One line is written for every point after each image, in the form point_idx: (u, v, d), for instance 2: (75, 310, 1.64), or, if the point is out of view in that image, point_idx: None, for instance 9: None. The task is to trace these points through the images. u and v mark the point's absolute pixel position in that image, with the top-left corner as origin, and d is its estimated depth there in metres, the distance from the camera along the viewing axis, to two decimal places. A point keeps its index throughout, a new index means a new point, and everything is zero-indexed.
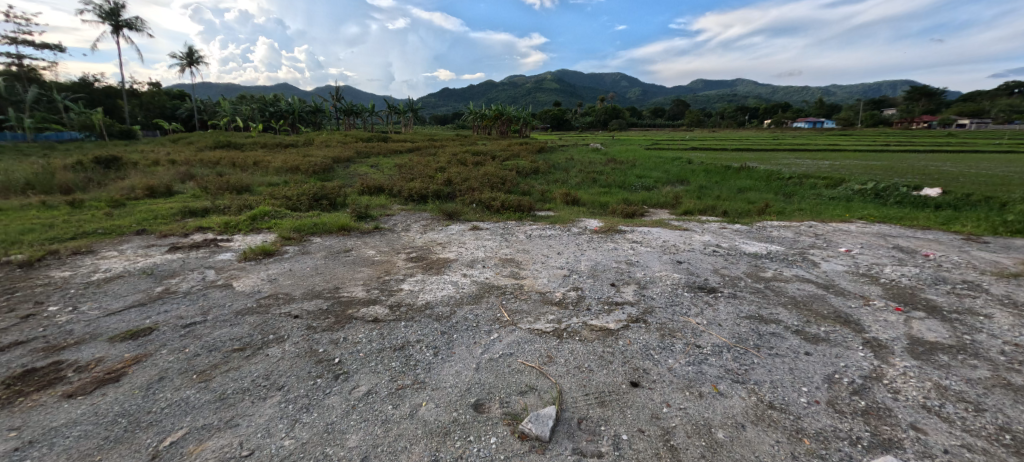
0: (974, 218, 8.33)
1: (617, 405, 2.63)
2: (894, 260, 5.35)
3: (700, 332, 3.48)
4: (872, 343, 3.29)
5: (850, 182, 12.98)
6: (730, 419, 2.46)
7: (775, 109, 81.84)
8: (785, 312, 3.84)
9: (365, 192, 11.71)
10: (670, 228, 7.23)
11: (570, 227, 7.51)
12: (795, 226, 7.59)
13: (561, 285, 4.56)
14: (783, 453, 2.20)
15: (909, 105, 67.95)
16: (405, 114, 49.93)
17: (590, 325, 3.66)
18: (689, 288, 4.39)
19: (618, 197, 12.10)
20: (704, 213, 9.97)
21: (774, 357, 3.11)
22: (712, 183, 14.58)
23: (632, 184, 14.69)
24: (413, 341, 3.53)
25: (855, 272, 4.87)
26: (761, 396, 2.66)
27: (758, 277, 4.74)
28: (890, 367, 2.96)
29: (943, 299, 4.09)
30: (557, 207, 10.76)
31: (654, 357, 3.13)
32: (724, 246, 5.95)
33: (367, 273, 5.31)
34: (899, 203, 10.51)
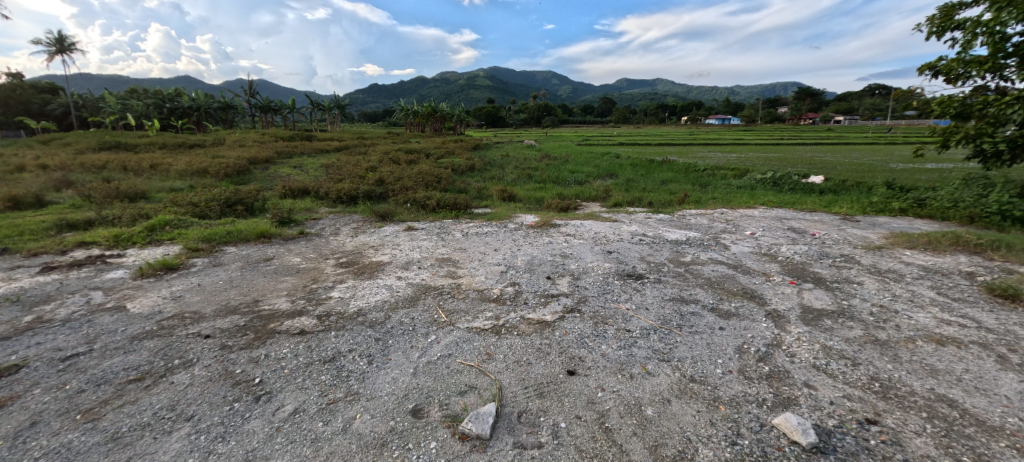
0: (849, 200, 9.75)
1: (555, 395, 2.70)
2: (789, 239, 6.10)
3: (630, 316, 3.68)
4: (772, 314, 3.71)
5: (752, 172, 14.57)
6: (657, 396, 2.63)
7: (690, 107, 89.26)
8: (702, 292, 4.21)
9: (286, 196, 10.81)
10: (601, 220, 7.59)
11: (506, 223, 7.59)
12: (710, 214, 8.31)
13: (498, 282, 4.57)
14: (703, 422, 2.40)
15: (797, 104, 77.79)
16: (331, 111, 47.08)
17: (527, 318, 3.72)
18: (619, 276, 4.63)
19: (553, 192, 12.43)
20: (632, 205, 10.62)
21: (693, 334, 3.38)
22: (638, 176, 15.56)
23: (566, 179, 15.21)
24: (345, 351, 3.33)
25: (759, 252, 5.45)
26: (683, 371, 2.88)
27: (680, 261, 5.13)
28: (787, 334, 3.35)
29: (827, 271, 4.72)
30: (493, 203, 10.82)
31: (588, 345, 3.25)
32: (649, 235, 6.34)
33: (291, 283, 4.91)
34: (792, 189, 12.01)
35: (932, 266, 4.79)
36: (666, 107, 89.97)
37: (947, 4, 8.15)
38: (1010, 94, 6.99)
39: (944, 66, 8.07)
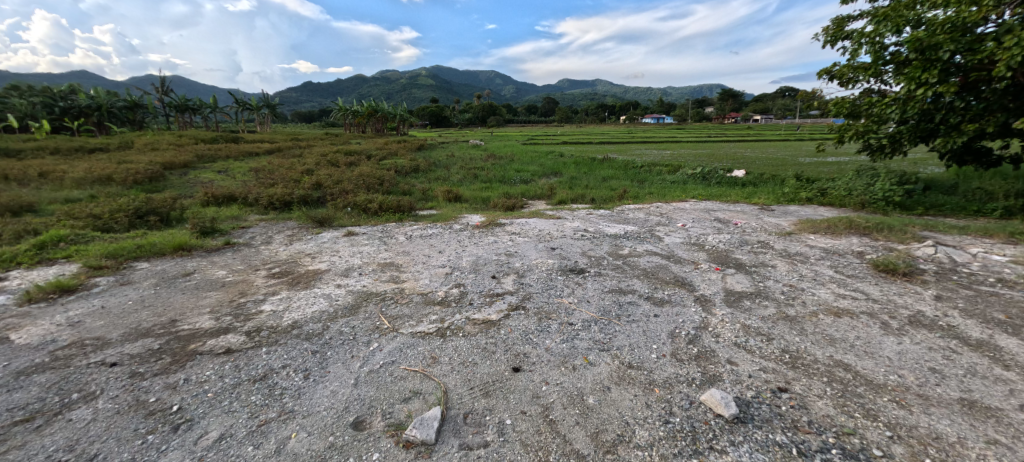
0: (766, 192, 10.77)
1: (500, 393, 2.72)
2: (715, 229, 6.61)
3: (572, 310, 3.80)
4: (700, 299, 4.01)
5: (684, 167, 15.61)
6: (598, 385, 2.75)
7: (628, 107, 93.77)
8: (639, 282, 4.44)
9: (209, 203, 9.88)
10: (546, 218, 7.75)
11: (452, 224, 7.51)
12: (647, 208, 8.78)
13: (442, 284, 4.52)
14: (640, 405, 2.54)
15: (722, 104, 84.54)
16: (260, 111, 43.80)
17: (473, 319, 3.71)
18: (562, 271, 4.76)
19: (499, 191, 12.49)
20: (576, 202, 10.95)
21: (631, 322, 3.56)
22: (581, 173, 16.08)
23: (511, 178, 15.35)
24: (279, 367, 3.12)
25: (689, 242, 5.86)
26: (622, 359, 3.02)
27: (618, 254, 5.38)
28: (713, 317, 3.64)
29: (747, 256, 5.17)
30: (439, 205, 10.67)
31: (533, 341, 3.31)
32: (590, 230, 6.58)
33: (216, 298, 4.51)
34: (718, 183, 13.02)
35: (831, 248, 5.43)
36: (605, 107, 93.86)
37: (838, 17, 9.25)
38: (889, 96, 8.09)
39: (837, 71, 9.15)
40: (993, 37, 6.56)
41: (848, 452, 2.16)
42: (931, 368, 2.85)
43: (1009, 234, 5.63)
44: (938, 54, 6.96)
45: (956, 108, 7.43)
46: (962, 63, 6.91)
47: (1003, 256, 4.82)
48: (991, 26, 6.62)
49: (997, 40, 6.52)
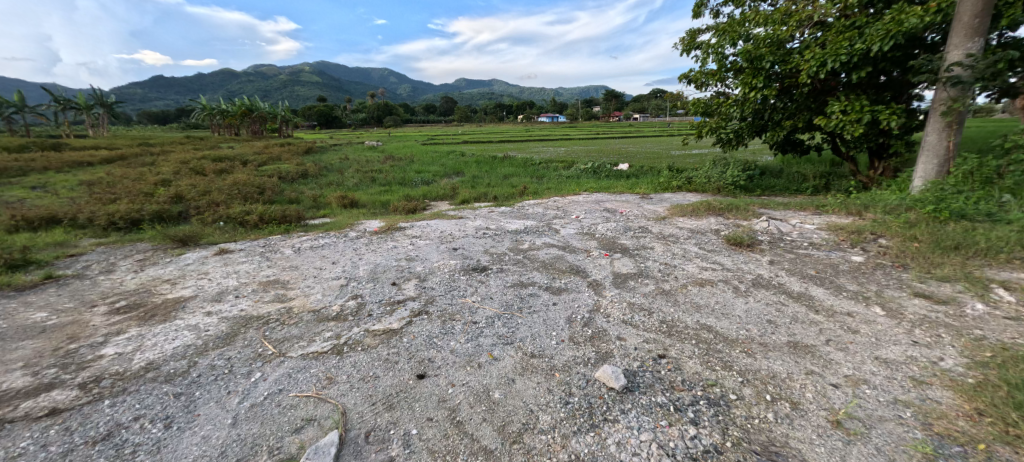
0: (646, 182, 12.09)
1: (405, 403, 2.62)
2: (604, 218, 7.23)
3: (476, 308, 3.83)
4: (593, 284, 4.35)
5: (577, 163, 16.78)
6: (503, 378, 2.81)
7: (524, 107, 97.45)
8: (538, 274, 4.65)
9: (17, 229, 7.76)
10: (447, 218, 7.67)
11: (347, 232, 7.01)
12: (545, 202, 9.25)
13: (337, 298, 4.19)
14: (542, 392, 2.66)
15: (607, 104, 92.66)
16: (91, 111, 35.70)
17: (373, 331, 3.51)
18: (465, 271, 4.76)
19: (399, 194, 12.02)
20: (478, 200, 11.06)
21: (532, 313, 3.72)
22: (483, 172, 16.26)
23: (412, 180, 14.90)
24: (129, 421, 2.59)
25: (582, 232, 6.31)
26: (524, 350, 3.14)
27: (519, 249, 5.57)
28: (603, 299, 3.98)
29: (630, 241, 5.76)
30: (332, 212, 9.88)
31: (437, 345, 3.26)
32: (492, 228, 6.69)
33: (32, 348, 3.56)
34: (607, 176, 14.25)
35: (696, 228, 6.32)
36: (503, 107, 96.37)
37: (691, 30, 10.74)
38: (731, 98, 9.66)
39: (693, 76, 10.64)
40: (798, 52, 8.23)
41: (712, 401, 2.54)
42: (768, 320, 3.50)
43: (816, 207, 7.16)
44: (763, 64, 8.50)
45: (777, 108, 9.19)
46: (780, 71, 8.54)
47: (812, 224, 6.11)
48: (796, 42, 8.28)
49: (800, 54, 8.20)
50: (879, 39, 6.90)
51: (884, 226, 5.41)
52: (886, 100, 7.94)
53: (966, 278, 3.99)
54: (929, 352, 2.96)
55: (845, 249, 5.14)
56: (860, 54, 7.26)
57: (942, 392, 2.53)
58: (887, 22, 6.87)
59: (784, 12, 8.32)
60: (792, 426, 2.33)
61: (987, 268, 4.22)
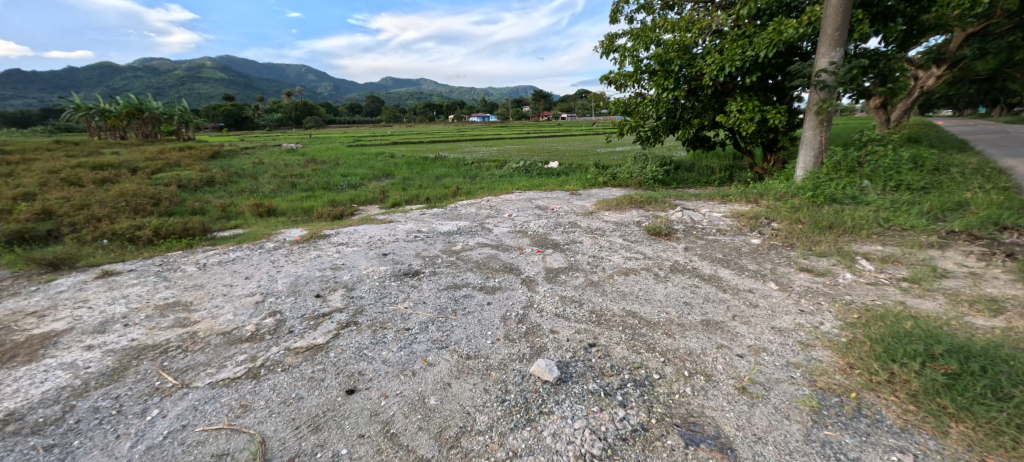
0: (574, 179, 12.57)
1: (333, 421, 2.47)
2: (536, 215, 7.39)
3: (408, 314, 3.71)
4: (526, 280, 4.43)
5: (509, 162, 16.99)
6: (439, 383, 2.75)
7: (455, 107, 96.54)
8: (472, 274, 4.63)
9: None
10: (376, 223, 7.34)
11: (263, 243, 6.42)
12: (479, 202, 9.24)
13: (252, 316, 3.82)
14: (479, 393, 2.64)
15: (536, 104, 94.93)
16: None
17: (294, 348, 3.25)
18: (396, 277, 4.59)
19: (323, 199, 11.26)
20: (410, 203, 10.73)
21: (467, 314, 3.69)
22: (414, 174, 15.82)
23: (337, 184, 14.05)
24: None
25: (515, 230, 6.40)
26: (460, 352, 3.10)
27: (452, 251, 5.49)
28: (536, 294, 4.07)
29: (561, 237, 5.95)
30: (245, 222, 8.98)
31: (368, 356, 3.10)
32: (424, 231, 6.53)
33: None
34: (538, 173, 14.59)
35: (620, 221, 6.70)
36: (433, 107, 94.66)
37: (609, 34, 11.34)
38: (646, 98, 10.37)
39: (612, 77, 11.27)
40: (701, 56, 9.06)
41: (638, 382, 2.72)
42: (685, 302, 3.82)
43: (722, 197, 7.95)
44: (672, 67, 9.24)
45: (686, 107, 10.05)
46: (686, 74, 9.34)
47: (719, 213, 6.78)
48: (699, 48, 9.11)
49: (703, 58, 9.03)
50: (765, 47, 7.83)
51: (776, 212, 6.16)
52: (773, 100, 9.04)
53: (838, 253, 4.69)
54: (813, 318, 3.43)
55: (746, 233, 5.77)
56: (750, 60, 8.18)
57: (822, 351, 2.96)
58: (770, 32, 7.82)
59: (687, 20, 9.12)
60: (706, 396, 2.57)
61: (853, 243, 4.99)
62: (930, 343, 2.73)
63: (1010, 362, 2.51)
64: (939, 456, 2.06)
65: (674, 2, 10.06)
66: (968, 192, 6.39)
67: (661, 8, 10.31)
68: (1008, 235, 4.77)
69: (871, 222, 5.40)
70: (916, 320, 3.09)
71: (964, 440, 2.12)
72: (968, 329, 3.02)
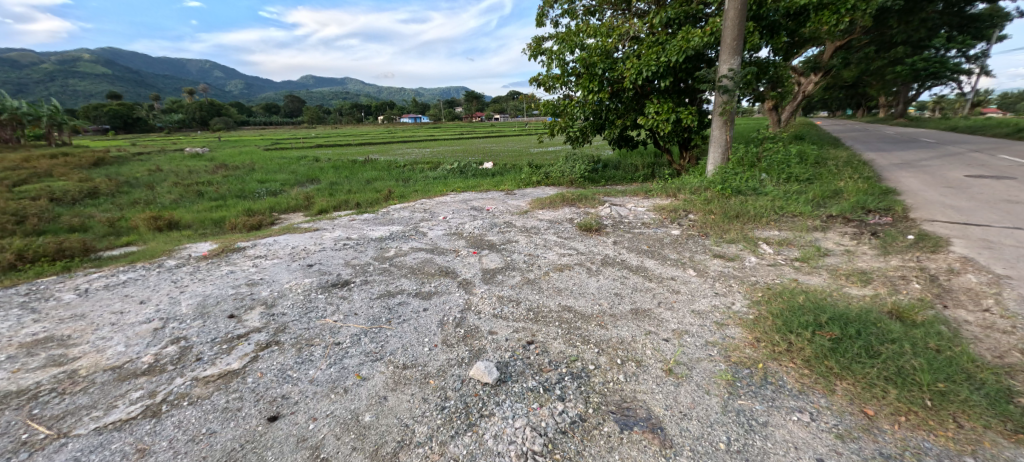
0: (510, 179, 12.70)
1: (254, 453, 2.23)
2: (472, 217, 7.35)
3: (338, 328, 3.48)
4: (463, 283, 4.38)
5: (443, 163, 16.73)
6: (374, 398, 2.61)
7: (385, 107, 92.96)
8: (407, 281, 4.48)
9: None
10: (300, 232, 6.82)
11: (163, 261, 5.66)
12: (412, 205, 8.97)
13: (151, 345, 3.34)
14: (418, 403, 2.55)
15: (469, 104, 94.58)
16: None
17: (205, 377, 2.90)
18: (322, 289, 4.29)
19: (237, 209, 10.22)
20: (338, 208, 10.12)
21: (402, 323, 3.55)
22: (342, 178, 14.96)
23: (254, 191, 12.85)
24: None
25: (451, 232, 6.31)
26: (396, 363, 2.97)
27: (385, 257, 5.27)
28: (474, 296, 4.04)
29: (497, 237, 5.98)
30: (139, 238, 7.86)
31: (292, 377, 2.86)
32: (353, 238, 6.19)
33: None
34: (473, 174, 14.54)
35: (554, 219, 6.88)
36: (360, 107, 90.35)
37: (536, 37, 11.62)
38: (574, 100, 10.78)
39: (541, 79, 11.55)
40: (621, 61, 9.61)
41: (575, 374, 2.80)
42: (616, 293, 4.02)
43: (645, 192, 8.50)
44: (596, 70, 9.69)
45: (610, 108, 10.60)
46: (609, 77, 9.85)
47: (644, 207, 7.24)
48: (619, 52, 9.66)
49: (623, 62, 9.59)
50: (676, 54, 8.52)
51: (692, 204, 6.72)
52: (685, 102, 9.85)
53: (744, 239, 5.24)
54: (725, 299, 3.78)
55: (668, 225, 6.22)
56: (664, 65, 8.84)
57: (734, 329, 3.27)
58: (680, 40, 8.53)
59: (608, 26, 9.62)
60: (638, 381, 2.72)
61: (755, 230, 5.60)
62: (818, 314, 3.13)
63: (877, 324, 2.97)
64: (828, 411, 2.37)
65: (595, 8, 10.56)
66: (841, 181, 7.48)
67: (584, 13, 10.77)
68: (871, 217, 5.67)
69: (769, 210, 6.09)
70: (806, 294, 3.54)
71: (846, 395, 2.46)
72: (845, 299, 3.53)
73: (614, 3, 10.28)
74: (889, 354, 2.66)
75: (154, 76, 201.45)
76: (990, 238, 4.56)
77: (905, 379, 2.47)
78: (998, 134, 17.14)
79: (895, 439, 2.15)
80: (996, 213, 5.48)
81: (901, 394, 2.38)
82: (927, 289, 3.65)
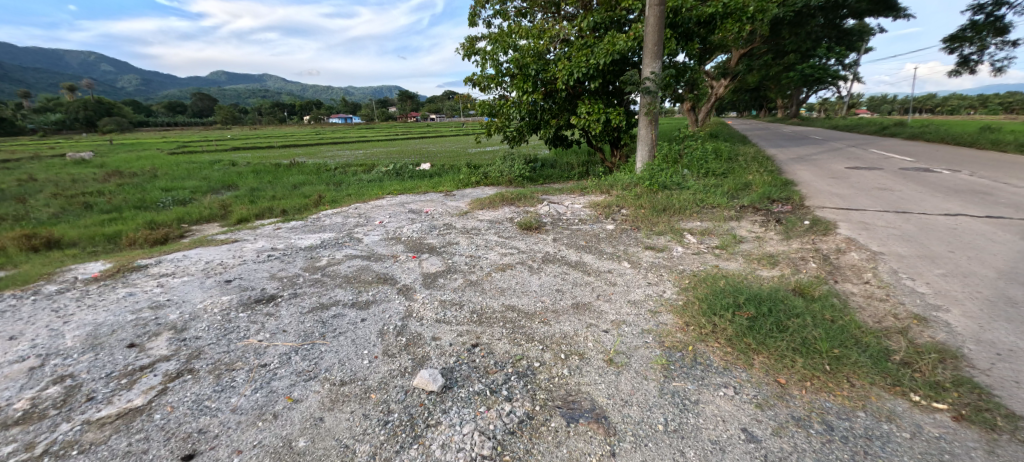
0: (449, 179, 12.51)
1: None
2: (409, 220, 7.12)
3: (263, 348, 3.18)
4: (403, 289, 4.22)
5: (378, 166, 16.06)
6: (309, 421, 2.42)
7: (310, 106, 87.25)
8: (341, 291, 4.22)
9: None
10: (215, 244, 6.15)
11: (40, 287, 4.80)
12: (345, 211, 8.49)
13: (24, 388, 2.81)
14: (359, 421, 2.40)
15: (403, 104, 91.77)
16: None
17: (99, 420, 2.49)
18: (244, 306, 3.90)
19: (137, 221, 8.99)
20: (261, 216, 9.29)
21: (337, 337, 3.33)
22: (264, 183, 13.77)
23: (157, 200, 11.38)
24: None
25: (387, 237, 6.06)
26: (332, 380, 2.78)
27: (315, 267, 4.93)
28: (414, 302, 3.90)
29: (437, 239, 5.85)
30: (7, 260, 6.61)
31: (211, 408, 2.56)
32: (279, 248, 5.71)
33: None
34: (410, 176, 14.13)
35: (494, 219, 6.87)
36: (283, 106, 83.93)
37: (469, 37, 11.55)
38: (509, 100, 10.87)
39: (476, 79, 11.51)
40: (553, 62, 9.86)
41: (521, 373, 2.81)
42: (557, 289, 4.12)
43: (581, 189, 8.81)
44: (529, 71, 9.84)
45: (545, 109, 10.84)
46: (542, 78, 10.07)
47: (580, 204, 7.50)
48: (551, 54, 9.91)
49: (555, 64, 9.84)
50: (604, 57, 8.92)
51: (624, 200, 7.08)
52: (614, 103, 10.36)
53: (671, 231, 5.62)
54: (657, 288, 4.03)
55: (603, 220, 6.50)
56: (593, 67, 9.22)
57: (666, 316, 3.49)
58: (607, 44, 8.95)
59: (538, 28, 9.84)
60: (581, 374, 2.79)
61: (681, 221, 6.04)
62: (737, 296, 3.44)
63: (784, 301, 3.33)
64: (748, 384, 2.61)
65: (526, 10, 10.75)
66: (750, 174, 8.32)
67: (515, 15, 10.91)
68: (775, 206, 6.37)
69: (692, 203, 6.60)
70: (726, 279, 3.87)
71: (763, 367, 2.73)
72: (758, 281, 3.92)
73: (544, 6, 10.54)
74: (794, 327, 2.99)
75: (19, 68, 170.75)
76: (867, 221, 5.32)
77: (808, 348, 2.79)
78: (868, 132, 20.13)
79: (803, 402, 2.42)
80: (870, 198, 6.41)
81: (806, 361, 2.69)
82: (822, 268, 4.17)
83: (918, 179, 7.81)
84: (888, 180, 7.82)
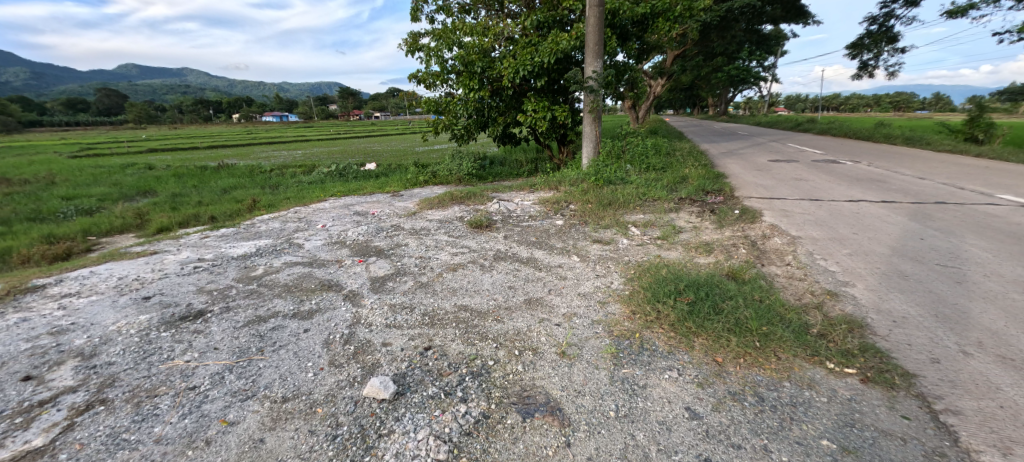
0: (396, 179, 12.13)
1: None
2: (354, 223, 6.82)
3: (191, 370, 2.90)
4: (349, 295, 4.03)
5: (318, 167, 15.23)
6: (248, 443, 2.24)
7: (239, 104, 80.81)
8: (281, 301, 3.95)
9: None
10: (131, 257, 5.51)
11: None
12: (283, 215, 7.96)
13: None
14: (305, 438, 2.26)
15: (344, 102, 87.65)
16: None
17: None
18: (167, 325, 3.54)
19: (31, 235, 7.84)
20: (185, 224, 8.46)
21: (277, 351, 3.11)
22: (188, 188, 12.56)
23: (56, 211, 10.00)
24: None
25: (331, 241, 5.77)
26: (274, 398, 2.59)
27: (250, 277, 4.57)
28: (362, 308, 3.74)
29: (384, 242, 5.65)
30: None
31: (130, 440, 2.29)
32: (207, 259, 5.24)
33: None
34: (355, 177, 13.54)
35: (444, 218, 6.76)
36: (208, 103, 77.00)
37: (412, 33, 11.26)
38: (456, 97, 10.73)
39: (420, 76, 11.25)
40: (498, 60, 9.87)
41: (475, 373, 2.79)
42: (509, 286, 4.14)
43: (531, 186, 8.92)
44: (475, 69, 9.78)
45: (492, 106, 10.83)
46: (488, 76, 10.05)
47: (529, 201, 7.58)
48: (495, 52, 9.91)
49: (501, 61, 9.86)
50: (548, 55, 9.08)
51: (572, 196, 7.25)
52: (559, 101, 10.58)
53: (616, 224, 5.85)
54: (605, 280, 4.17)
55: (552, 216, 6.62)
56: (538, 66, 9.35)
57: (615, 306, 3.62)
58: (550, 43, 9.11)
59: (482, 26, 9.81)
60: (535, 369, 2.83)
61: (625, 215, 6.30)
62: (678, 283, 3.65)
63: (719, 286, 3.58)
64: (690, 365, 2.78)
65: (469, 7, 10.65)
66: (686, 169, 8.86)
67: (459, 11, 10.78)
68: (709, 197, 6.83)
69: (634, 197, 6.91)
70: (668, 268, 4.09)
71: (702, 349, 2.92)
72: (696, 267, 4.18)
73: (488, 3, 10.51)
74: (728, 309, 3.22)
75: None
76: (787, 208, 5.85)
77: (741, 328, 3.02)
78: (785, 128, 22.19)
79: (737, 378, 2.62)
80: (789, 188, 7.07)
81: (739, 340, 2.91)
82: (750, 253, 4.54)
83: (827, 170, 8.72)
84: (803, 171, 8.67)
